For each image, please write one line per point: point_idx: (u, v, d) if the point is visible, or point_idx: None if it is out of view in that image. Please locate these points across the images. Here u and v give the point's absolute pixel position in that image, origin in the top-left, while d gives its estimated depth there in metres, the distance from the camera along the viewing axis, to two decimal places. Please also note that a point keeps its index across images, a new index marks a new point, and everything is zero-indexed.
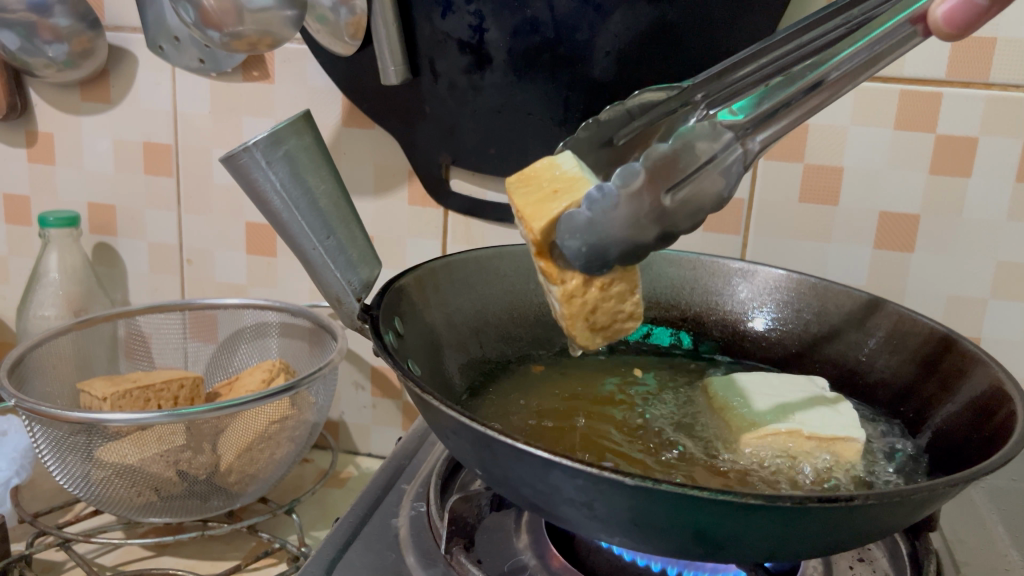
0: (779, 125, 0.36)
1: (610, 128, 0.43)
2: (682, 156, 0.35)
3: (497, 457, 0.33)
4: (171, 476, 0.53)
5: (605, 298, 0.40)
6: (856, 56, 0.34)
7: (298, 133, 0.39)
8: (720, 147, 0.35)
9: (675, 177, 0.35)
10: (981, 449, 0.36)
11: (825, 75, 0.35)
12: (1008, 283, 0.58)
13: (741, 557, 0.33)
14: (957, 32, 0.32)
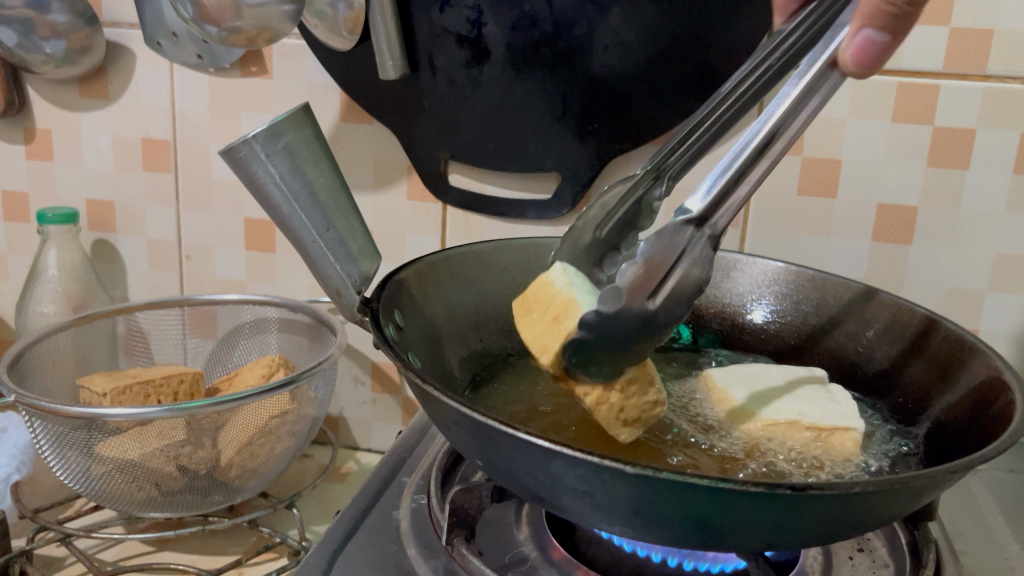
0: (735, 203, 0.34)
1: (592, 227, 0.49)
2: (649, 260, 0.33)
3: (499, 447, 0.34)
4: (172, 470, 0.53)
5: (628, 396, 0.39)
6: (797, 105, 0.34)
7: (298, 126, 0.39)
8: (679, 241, 0.33)
9: (652, 282, 0.33)
10: (980, 437, 0.36)
11: (769, 134, 0.33)
12: (1006, 276, 0.58)
13: (742, 547, 0.33)
14: (865, 70, 0.34)
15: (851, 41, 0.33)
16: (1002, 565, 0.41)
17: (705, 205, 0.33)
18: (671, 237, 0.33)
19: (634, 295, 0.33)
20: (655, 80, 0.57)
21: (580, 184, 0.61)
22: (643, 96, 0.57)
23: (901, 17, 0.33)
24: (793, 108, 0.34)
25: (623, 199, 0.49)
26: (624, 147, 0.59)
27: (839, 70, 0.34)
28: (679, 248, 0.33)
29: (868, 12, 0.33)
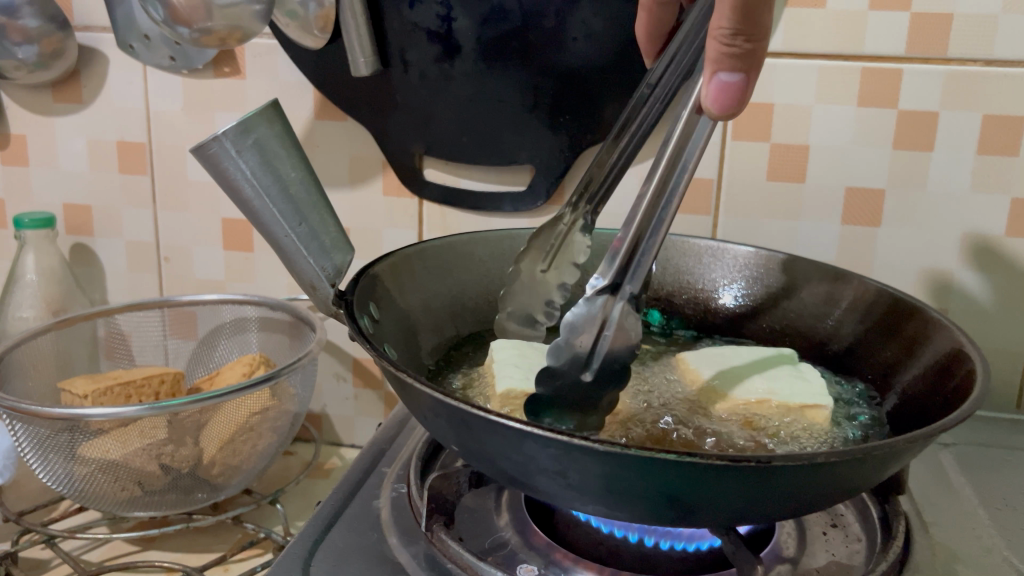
0: (648, 253, 0.36)
1: (530, 265, 0.50)
2: (576, 332, 0.37)
3: (473, 430, 0.34)
4: (155, 469, 0.53)
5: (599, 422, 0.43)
6: (684, 139, 0.35)
7: (268, 122, 0.39)
8: (600, 308, 0.36)
9: (582, 352, 0.37)
10: (946, 407, 0.37)
11: (664, 174, 0.36)
12: (972, 256, 0.59)
13: (712, 522, 0.34)
14: (730, 112, 0.32)
15: (709, 87, 0.32)
16: (970, 533, 0.42)
17: (612, 271, 0.36)
18: (592, 307, 0.37)
19: (568, 367, 0.37)
20: (624, 71, 0.57)
21: (554, 175, 0.61)
22: (613, 86, 0.58)
23: (750, 54, 0.32)
24: (680, 143, 0.35)
25: (553, 239, 0.50)
26: (596, 137, 0.60)
27: (708, 114, 0.33)
28: (601, 316, 0.36)
29: (715, 57, 0.32)
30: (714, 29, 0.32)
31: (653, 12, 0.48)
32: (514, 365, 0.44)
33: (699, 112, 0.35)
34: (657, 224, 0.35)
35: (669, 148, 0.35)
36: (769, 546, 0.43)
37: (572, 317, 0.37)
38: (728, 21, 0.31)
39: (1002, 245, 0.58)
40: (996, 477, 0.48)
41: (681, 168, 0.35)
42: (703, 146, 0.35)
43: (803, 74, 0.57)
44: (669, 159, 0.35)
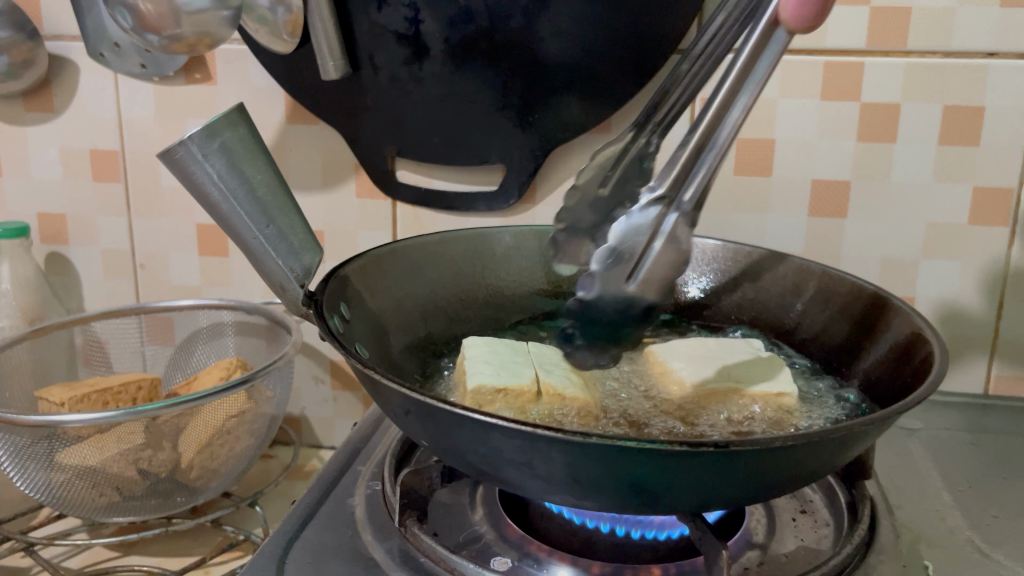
0: (708, 165, 0.33)
1: (592, 181, 0.50)
2: (625, 242, 0.35)
3: (441, 425, 0.35)
4: (133, 474, 0.53)
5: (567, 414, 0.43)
6: (755, 53, 0.32)
7: (233, 125, 0.39)
8: (650, 220, 0.34)
9: (628, 264, 0.36)
10: (907, 389, 0.38)
11: (730, 88, 0.32)
12: (938, 244, 0.60)
13: (675, 508, 0.35)
14: (810, 23, 0.30)
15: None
16: (934, 514, 0.43)
17: (669, 181, 0.34)
18: (642, 217, 0.35)
19: (612, 278, 0.36)
20: (592, 69, 0.58)
21: (526, 173, 0.62)
22: (581, 84, 0.59)
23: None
24: (753, 54, 0.32)
25: (617, 161, 0.50)
26: (566, 135, 0.60)
27: (785, 28, 0.31)
28: (651, 226, 0.35)
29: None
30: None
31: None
32: (485, 362, 0.44)
33: (778, 21, 0.31)
34: (718, 140, 0.33)
35: (738, 61, 0.32)
36: (739, 533, 0.43)
37: (621, 227, 0.35)
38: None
39: (966, 233, 0.59)
40: (960, 459, 0.48)
41: (749, 83, 0.32)
42: (776, 59, 0.32)
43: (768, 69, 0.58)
44: (736, 74, 0.32)
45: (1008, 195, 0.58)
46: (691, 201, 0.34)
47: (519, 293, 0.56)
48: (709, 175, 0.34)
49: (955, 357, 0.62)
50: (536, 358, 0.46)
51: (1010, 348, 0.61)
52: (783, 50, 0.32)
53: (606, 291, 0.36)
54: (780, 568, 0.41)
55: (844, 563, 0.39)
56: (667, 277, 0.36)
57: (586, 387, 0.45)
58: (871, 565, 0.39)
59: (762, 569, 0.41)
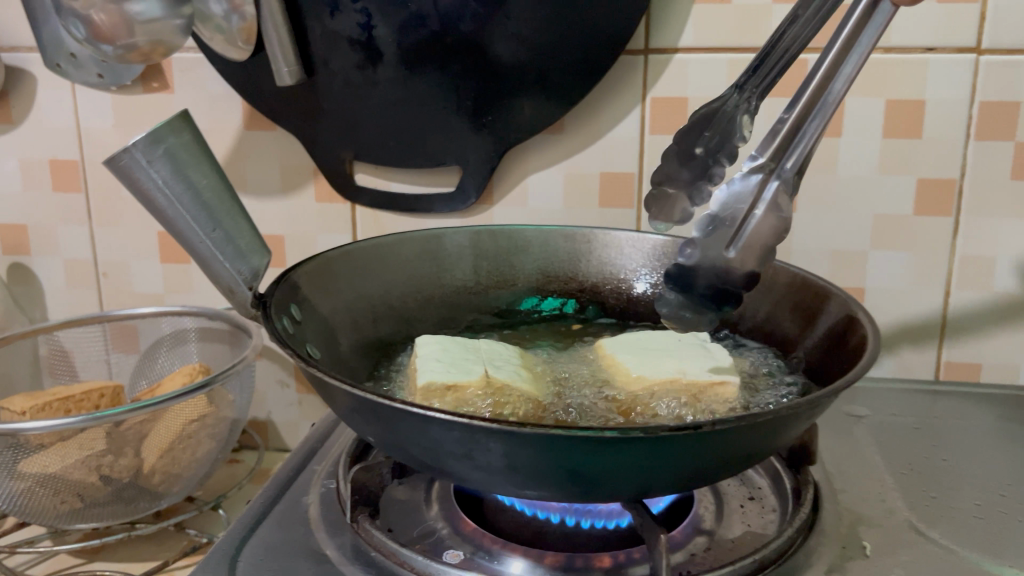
0: (812, 133, 0.35)
1: (689, 142, 0.51)
2: (726, 210, 0.37)
3: (384, 421, 0.36)
4: (95, 480, 0.54)
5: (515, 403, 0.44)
6: (861, 24, 0.33)
7: (177, 131, 0.40)
8: (753, 186, 0.36)
9: (729, 231, 0.37)
10: (842, 371, 0.40)
11: (837, 56, 0.34)
12: (886, 235, 0.61)
13: (614, 495, 0.36)
14: None
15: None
16: (875, 497, 0.44)
17: (771, 150, 0.36)
18: (745, 185, 0.37)
19: (714, 243, 0.38)
20: (544, 71, 0.59)
21: (482, 175, 0.63)
22: (533, 85, 0.60)
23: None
24: (859, 25, 0.33)
25: (714, 120, 0.50)
26: (521, 136, 0.61)
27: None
28: (754, 193, 0.36)
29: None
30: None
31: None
32: (437, 360, 0.45)
33: None
34: (824, 107, 0.35)
35: (844, 32, 0.34)
36: (687, 520, 0.44)
37: (723, 194, 0.37)
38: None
39: (912, 224, 0.61)
40: (904, 444, 0.50)
41: (855, 52, 0.34)
42: (881, 30, 0.33)
43: (713, 67, 0.59)
44: (842, 43, 0.34)
45: (950, 185, 0.60)
46: (792, 167, 0.36)
47: (474, 292, 0.56)
48: (813, 144, 0.35)
49: (906, 346, 0.64)
50: (487, 354, 0.46)
51: (957, 336, 0.63)
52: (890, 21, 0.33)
53: (705, 255, 0.38)
54: (725, 553, 0.42)
55: (785, 545, 0.40)
56: (768, 244, 0.37)
57: (534, 380, 0.46)
58: (812, 547, 0.40)
59: (707, 554, 0.42)
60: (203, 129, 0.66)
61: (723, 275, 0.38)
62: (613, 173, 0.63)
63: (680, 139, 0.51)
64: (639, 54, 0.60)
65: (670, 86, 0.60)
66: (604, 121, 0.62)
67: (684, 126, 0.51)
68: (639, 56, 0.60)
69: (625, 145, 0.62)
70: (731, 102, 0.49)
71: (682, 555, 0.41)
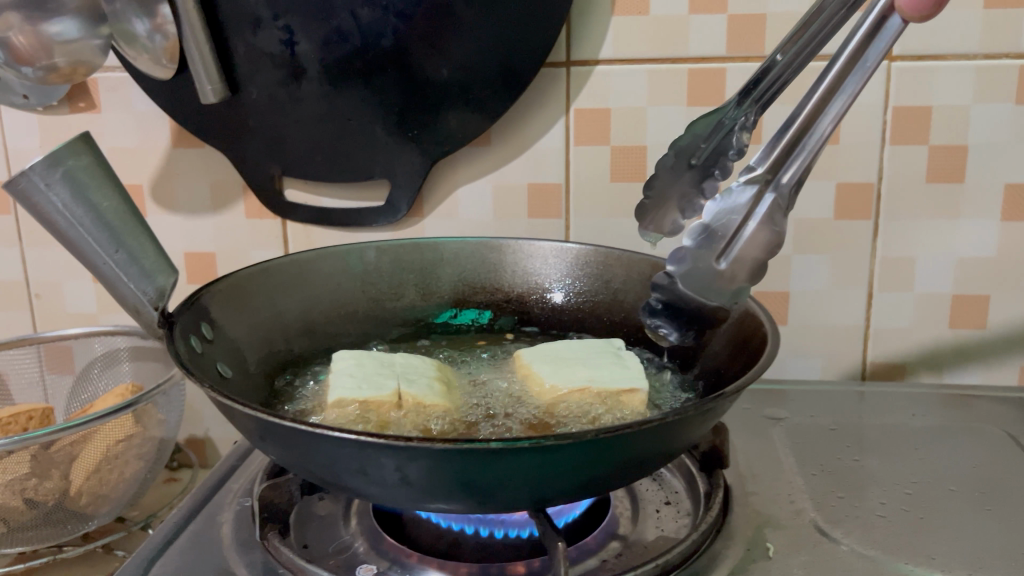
0: (811, 149, 0.36)
1: (687, 154, 0.50)
2: (719, 221, 0.37)
3: (281, 441, 0.36)
4: (18, 504, 0.53)
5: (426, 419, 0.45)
6: (868, 39, 0.35)
7: (77, 154, 0.41)
8: (747, 198, 0.36)
9: (720, 244, 0.37)
10: (743, 373, 0.41)
11: (841, 71, 0.35)
12: (808, 240, 0.62)
13: (513, 505, 0.36)
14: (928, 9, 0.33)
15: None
16: (784, 499, 0.45)
17: (770, 162, 0.36)
18: (740, 197, 0.36)
19: (705, 255, 0.37)
20: (468, 84, 0.60)
21: (411, 189, 0.63)
22: (456, 99, 0.60)
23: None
24: (865, 41, 0.35)
25: (711, 133, 0.49)
26: (447, 149, 0.62)
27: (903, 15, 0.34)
28: (747, 206, 0.36)
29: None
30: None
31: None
32: (349, 375, 0.45)
33: (893, 9, 0.34)
34: (823, 125, 0.35)
35: (850, 46, 0.35)
36: (602, 525, 0.45)
37: (716, 206, 0.37)
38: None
39: (832, 228, 0.62)
40: (817, 449, 0.51)
41: (860, 67, 0.35)
42: (888, 46, 0.35)
43: (634, 78, 0.60)
44: (848, 57, 0.35)
45: (869, 189, 0.60)
46: (789, 180, 0.36)
47: (399, 306, 0.57)
48: (812, 158, 0.36)
49: (831, 348, 0.65)
50: (401, 368, 0.47)
51: (879, 336, 0.64)
52: (896, 38, 0.35)
53: (694, 266, 0.37)
54: (635, 557, 0.42)
55: (691, 549, 0.40)
56: (761, 259, 0.36)
57: (448, 394, 0.47)
58: (718, 549, 0.41)
59: (619, 559, 0.42)
60: (131, 148, 0.66)
61: (710, 290, 0.38)
62: (540, 185, 0.64)
63: (676, 151, 0.51)
64: (561, 66, 0.60)
65: (593, 98, 0.61)
66: (530, 132, 0.62)
67: (680, 140, 0.50)
68: (561, 68, 0.60)
69: (551, 156, 0.63)
70: (730, 114, 0.49)
71: (593, 561, 0.42)
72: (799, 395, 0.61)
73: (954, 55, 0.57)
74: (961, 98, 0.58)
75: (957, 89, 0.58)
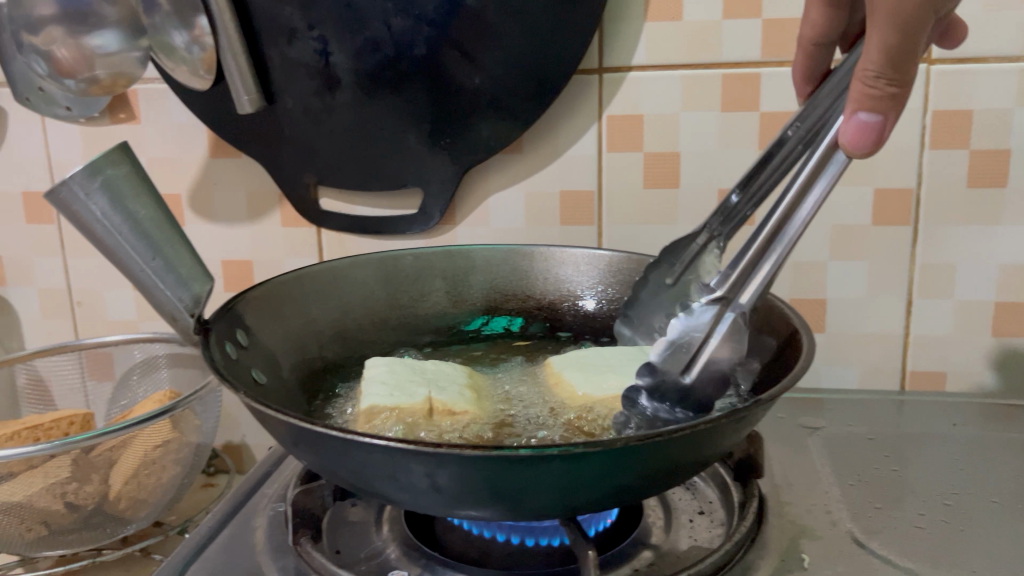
0: (767, 270, 0.39)
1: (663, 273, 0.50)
2: (685, 338, 0.42)
3: (311, 446, 0.36)
4: (60, 508, 0.54)
5: (458, 425, 0.45)
6: (815, 173, 0.38)
7: (114, 164, 0.42)
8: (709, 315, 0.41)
9: (685, 356, 0.41)
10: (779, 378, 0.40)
11: (791, 204, 0.38)
12: (844, 246, 0.61)
13: (543, 513, 0.36)
14: (867, 149, 0.35)
15: (848, 125, 0.35)
16: (820, 509, 0.44)
17: (728, 287, 0.41)
18: (703, 316, 0.42)
19: (671, 372, 0.41)
20: (499, 94, 0.60)
21: (443, 196, 0.63)
22: (487, 107, 0.60)
23: (892, 97, 0.34)
24: (813, 174, 0.38)
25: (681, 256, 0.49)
26: (479, 157, 0.62)
27: (846, 151, 0.36)
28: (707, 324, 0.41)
29: (856, 98, 0.35)
30: (860, 71, 0.34)
31: (809, 53, 0.49)
32: (381, 382, 0.45)
33: (837, 146, 0.37)
34: (779, 245, 0.39)
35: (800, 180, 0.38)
36: (634, 534, 0.44)
37: (682, 326, 0.43)
38: (873, 65, 0.33)
39: (869, 234, 0.61)
40: (853, 459, 0.50)
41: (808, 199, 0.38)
42: (834, 178, 0.37)
43: (667, 85, 0.60)
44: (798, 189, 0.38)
45: (908, 195, 0.59)
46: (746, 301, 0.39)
47: (431, 313, 0.57)
48: (766, 279, 0.39)
49: (869, 356, 0.64)
50: (432, 376, 0.47)
51: (920, 343, 0.63)
52: (842, 170, 0.37)
53: (664, 378, 0.41)
54: (668, 567, 0.41)
55: (725, 558, 0.39)
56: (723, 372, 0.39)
57: (478, 400, 0.47)
58: (751, 561, 0.40)
59: (651, 569, 0.41)
60: (170, 158, 0.67)
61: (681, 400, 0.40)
62: (573, 192, 0.63)
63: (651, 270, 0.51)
64: (594, 73, 0.60)
65: (624, 105, 0.61)
66: (562, 140, 0.62)
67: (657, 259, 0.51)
68: (593, 75, 0.60)
69: (584, 164, 0.63)
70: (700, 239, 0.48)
71: (625, 571, 0.41)
72: (836, 404, 0.60)
73: (994, 56, 0.56)
74: (1002, 100, 0.56)
75: (999, 91, 0.56)
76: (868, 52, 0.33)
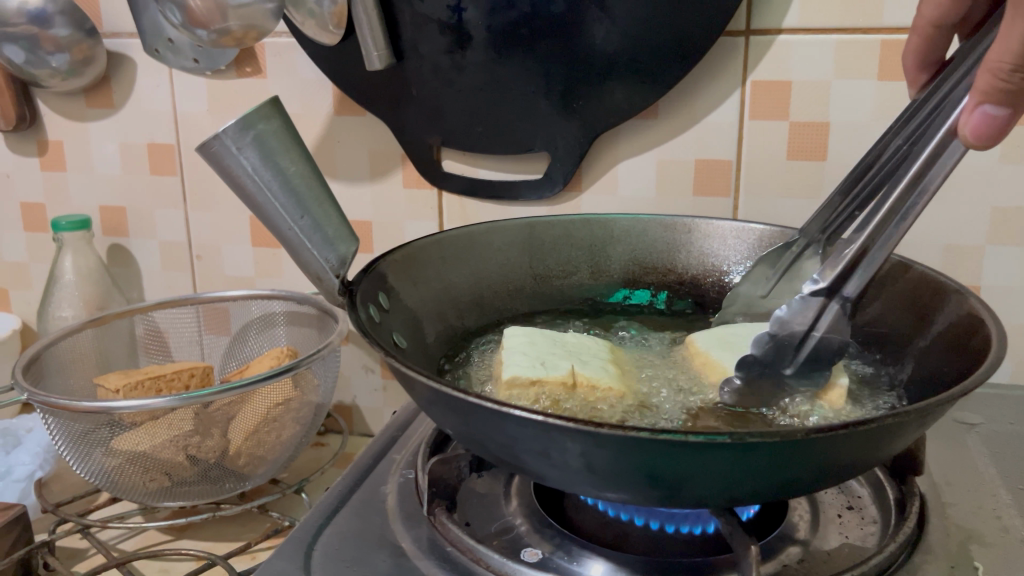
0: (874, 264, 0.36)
1: (756, 282, 0.51)
2: (784, 328, 0.38)
3: (460, 416, 0.34)
4: (182, 460, 0.54)
5: (597, 399, 0.43)
6: (931, 158, 0.35)
7: (267, 118, 0.41)
8: (811, 309, 0.37)
9: (788, 346, 0.38)
10: (962, 371, 0.37)
11: (902, 192, 0.36)
12: (1006, 229, 0.57)
13: (702, 503, 0.34)
14: (990, 143, 0.32)
15: (970, 116, 0.32)
16: (987, 514, 0.41)
17: (831, 275, 0.37)
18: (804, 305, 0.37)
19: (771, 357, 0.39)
20: (636, 55, 0.56)
21: (571, 162, 0.61)
22: (624, 70, 0.57)
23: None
24: (930, 158, 0.35)
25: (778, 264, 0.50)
26: (612, 122, 0.59)
27: (963, 142, 0.32)
28: (812, 315, 0.37)
29: (985, 88, 0.31)
30: (991, 59, 0.31)
31: (927, 35, 0.44)
32: (522, 353, 0.44)
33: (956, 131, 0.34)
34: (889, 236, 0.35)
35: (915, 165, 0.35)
36: (781, 527, 0.42)
37: (782, 313, 0.37)
38: (1011, 57, 0.30)
39: None
40: (1017, 460, 0.47)
41: (921, 190, 0.35)
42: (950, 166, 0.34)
43: (820, 49, 0.56)
44: (910, 178, 0.35)
45: None
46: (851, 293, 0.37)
47: (567, 284, 0.55)
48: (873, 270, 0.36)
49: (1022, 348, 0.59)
50: (573, 349, 0.45)
51: None
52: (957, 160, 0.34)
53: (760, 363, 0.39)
54: (821, 565, 0.39)
55: (889, 561, 0.37)
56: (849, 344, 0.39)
57: (621, 375, 0.45)
58: (917, 564, 0.37)
59: (801, 566, 0.39)
60: (295, 113, 0.66)
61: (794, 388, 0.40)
62: (708, 160, 0.60)
63: (751, 279, 0.51)
64: (740, 35, 0.57)
65: (772, 70, 0.57)
66: (701, 105, 0.59)
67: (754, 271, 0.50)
68: (740, 37, 0.57)
69: (723, 131, 0.59)
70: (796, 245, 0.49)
71: (773, 565, 0.39)
72: (986, 398, 0.56)
73: None
74: None
75: None
76: (1006, 42, 0.29)
